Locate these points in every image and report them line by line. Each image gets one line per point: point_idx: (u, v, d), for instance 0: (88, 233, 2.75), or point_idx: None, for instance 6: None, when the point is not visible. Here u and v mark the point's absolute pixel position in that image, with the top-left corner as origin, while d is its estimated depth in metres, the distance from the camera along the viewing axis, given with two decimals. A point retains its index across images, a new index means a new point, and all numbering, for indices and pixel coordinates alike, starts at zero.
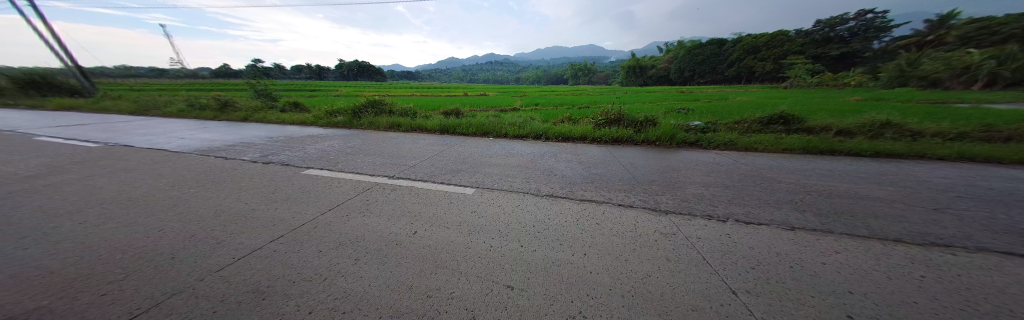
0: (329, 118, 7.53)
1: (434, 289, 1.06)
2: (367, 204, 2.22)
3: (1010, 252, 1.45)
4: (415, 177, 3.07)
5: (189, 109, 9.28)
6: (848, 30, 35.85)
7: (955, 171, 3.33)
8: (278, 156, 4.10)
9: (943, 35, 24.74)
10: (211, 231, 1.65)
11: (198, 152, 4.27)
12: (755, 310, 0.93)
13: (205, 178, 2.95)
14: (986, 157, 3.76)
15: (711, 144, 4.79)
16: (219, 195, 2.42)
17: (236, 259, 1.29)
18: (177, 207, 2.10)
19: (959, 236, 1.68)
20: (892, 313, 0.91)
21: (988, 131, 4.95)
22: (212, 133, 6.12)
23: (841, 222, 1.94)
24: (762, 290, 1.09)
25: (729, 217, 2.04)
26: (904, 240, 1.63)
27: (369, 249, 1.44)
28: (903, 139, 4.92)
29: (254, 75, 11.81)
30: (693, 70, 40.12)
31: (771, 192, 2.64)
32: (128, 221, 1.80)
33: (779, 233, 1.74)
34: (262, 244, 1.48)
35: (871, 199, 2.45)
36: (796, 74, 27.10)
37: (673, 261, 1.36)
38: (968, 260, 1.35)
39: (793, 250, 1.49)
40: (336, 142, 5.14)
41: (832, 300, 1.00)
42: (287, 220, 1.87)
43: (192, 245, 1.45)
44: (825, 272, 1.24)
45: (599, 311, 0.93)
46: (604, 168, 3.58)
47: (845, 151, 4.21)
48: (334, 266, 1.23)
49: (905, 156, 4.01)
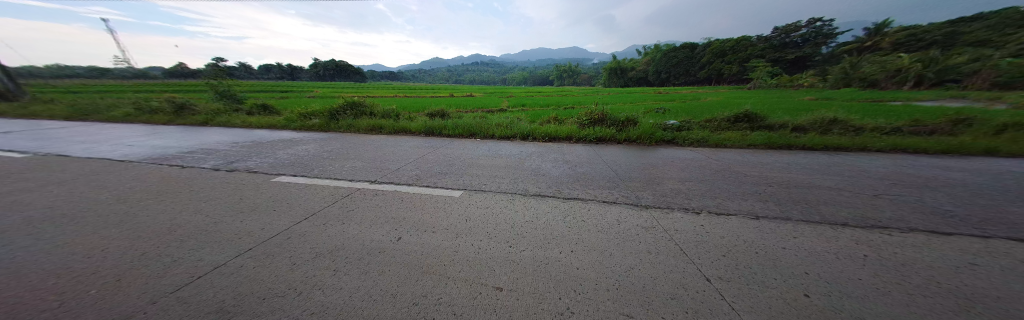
0: (303, 121, 7.10)
1: (420, 296, 1.03)
2: (346, 211, 2.11)
3: (934, 231, 1.68)
4: (399, 182, 2.96)
5: (138, 113, 8.32)
6: (802, 36, 39.73)
7: (891, 162, 3.81)
8: (246, 162, 3.78)
9: (878, 42, 28.35)
10: (166, 248, 1.48)
11: (151, 161, 3.84)
12: (726, 295, 1.01)
13: (161, 190, 2.66)
14: (913, 149, 4.36)
15: (686, 141, 5.11)
16: (176, 208, 2.19)
17: (195, 277, 1.18)
18: (125, 223, 1.87)
19: (895, 219, 1.91)
20: (842, 289, 1.02)
21: (918, 126, 5.70)
22: (168, 139, 5.53)
23: (799, 210, 2.14)
24: (732, 275, 1.18)
25: (703, 208, 2.19)
26: (850, 224, 1.84)
27: (350, 259, 1.37)
28: (848, 134, 5.53)
29: (214, 75, 10.74)
30: (669, 72, 42.47)
31: (738, 185, 2.86)
32: (63, 241, 1.57)
33: (746, 222, 1.90)
34: (227, 259, 1.37)
35: (823, 188, 2.73)
36: (758, 76, 29.66)
37: (653, 253, 1.44)
38: (900, 239, 1.55)
39: (758, 237, 1.63)
40: (311, 147, 4.83)
41: (791, 281, 1.10)
42: (256, 231, 1.74)
43: (140, 265, 1.28)
44: (786, 256, 1.37)
45: (585, 305, 0.96)
46: (588, 167, 3.69)
47: (801, 145, 4.65)
48: (311, 278, 1.16)
49: (853, 150, 4.50)
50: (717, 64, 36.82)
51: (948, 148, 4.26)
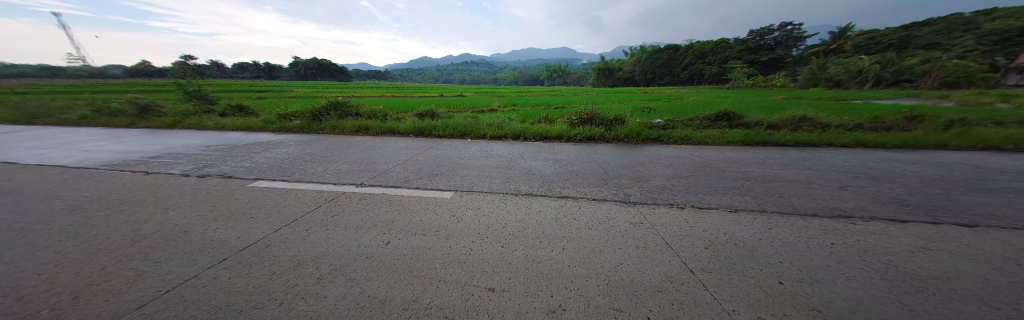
0: (283, 123, 6.77)
1: (410, 300, 1.01)
2: (331, 216, 2.04)
3: (891, 219, 1.84)
4: (387, 184, 2.89)
5: (94, 115, 7.63)
6: (776, 39, 42.22)
7: (854, 156, 4.12)
8: (220, 167, 3.56)
9: (842, 45, 30.62)
10: (129, 261, 1.36)
11: (110, 167, 3.53)
12: (708, 285, 1.06)
13: (122, 198, 2.45)
14: (872, 144, 4.74)
15: (671, 139, 5.30)
16: (141, 217, 2.03)
17: (163, 292, 1.09)
18: (81, 235, 1.71)
19: (858, 208, 2.08)
20: (812, 275, 1.10)
21: (877, 122, 6.18)
22: (129, 143, 5.10)
23: (773, 202, 2.28)
24: (714, 266, 1.24)
25: (686, 203, 2.28)
26: (818, 214, 1.97)
27: (335, 266, 1.32)
28: (816, 130, 5.93)
29: (182, 74, 10.02)
30: (654, 73, 43.86)
31: (719, 180, 3.00)
32: (6, 256, 1.42)
33: (726, 215, 2.00)
34: (200, 271, 1.28)
35: (795, 181, 2.91)
36: (737, 77, 31.23)
37: (641, 248, 1.48)
38: (863, 228, 1.68)
39: (738, 229, 1.71)
40: (293, 150, 4.62)
41: (768, 270, 1.17)
42: (231, 240, 1.64)
43: (97, 280, 1.17)
44: (763, 246, 1.45)
45: (577, 302, 0.97)
46: (579, 165, 3.75)
47: (776, 142, 4.94)
48: (293, 288, 1.11)
49: (821, 145, 4.83)
50: (699, 65, 38.46)
51: (902, 143, 4.66)
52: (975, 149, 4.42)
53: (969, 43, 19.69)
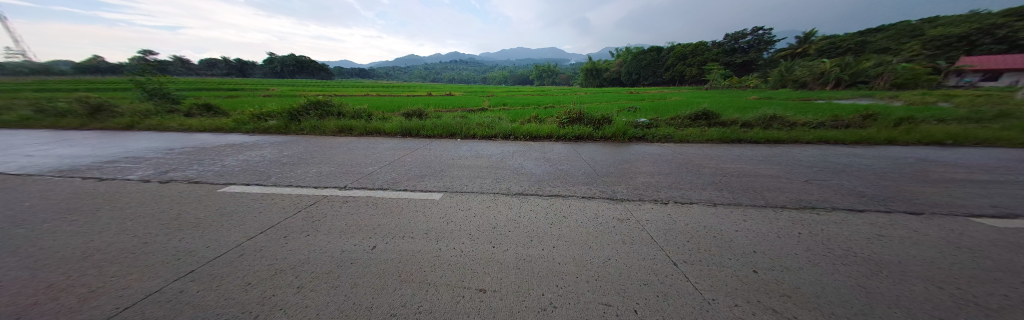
0: (258, 123, 6.37)
1: (398, 306, 0.98)
2: (312, 221, 1.94)
3: (849, 209, 2.02)
4: (373, 186, 2.79)
5: (33, 116, 6.81)
6: (750, 43, 44.83)
7: (818, 152, 4.46)
8: (186, 171, 3.29)
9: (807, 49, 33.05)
10: (78, 277, 1.23)
11: (55, 173, 3.17)
12: (690, 277, 1.11)
13: (70, 208, 2.21)
14: (833, 140, 5.15)
15: (655, 137, 5.50)
16: (92, 228, 1.83)
17: (122, 308, 1.00)
18: (18, 249, 1.52)
19: (821, 200, 2.25)
20: (783, 263, 1.18)
21: (838, 121, 6.73)
22: (77, 146, 4.60)
23: (748, 196, 2.42)
24: (696, 258, 1.30)
25: (670, 199, 2.38)
26: (788, 206, 2.13)
27: (318, 273, 1.26)
28: (785, 128, 6.36)
29: (139, 70, 9.14)
30: (640, 73, 45.25)
31: (699, 176, 3.15)
32: None
33: (706, 209, 2.10)
34: (164, 284, 1.18)
35: (767, 176, 3.12)
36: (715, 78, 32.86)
37: (628, 243, 1.53)
38: (827, 218, 1.83)
39: (716, 222, 1.81)
40: (269, 152, 4.35)
41: (744, 260, 1.24)
42: (200, 250, 1.52)
43: (38, 299, 1.05)
44: (739, 238, 1.54)
45: (567, 298, 0.99)
46: (568, 164, 3.81)
47: (750, 139, 5.25)
48: (271, 299, 1.05)
49: (790, 142, 5.19)
50: (680, 67, 40.11)
51: (859, 139, 5.10)
52: (919, 144, 4.91)
53: (914, 49, 21.86)
